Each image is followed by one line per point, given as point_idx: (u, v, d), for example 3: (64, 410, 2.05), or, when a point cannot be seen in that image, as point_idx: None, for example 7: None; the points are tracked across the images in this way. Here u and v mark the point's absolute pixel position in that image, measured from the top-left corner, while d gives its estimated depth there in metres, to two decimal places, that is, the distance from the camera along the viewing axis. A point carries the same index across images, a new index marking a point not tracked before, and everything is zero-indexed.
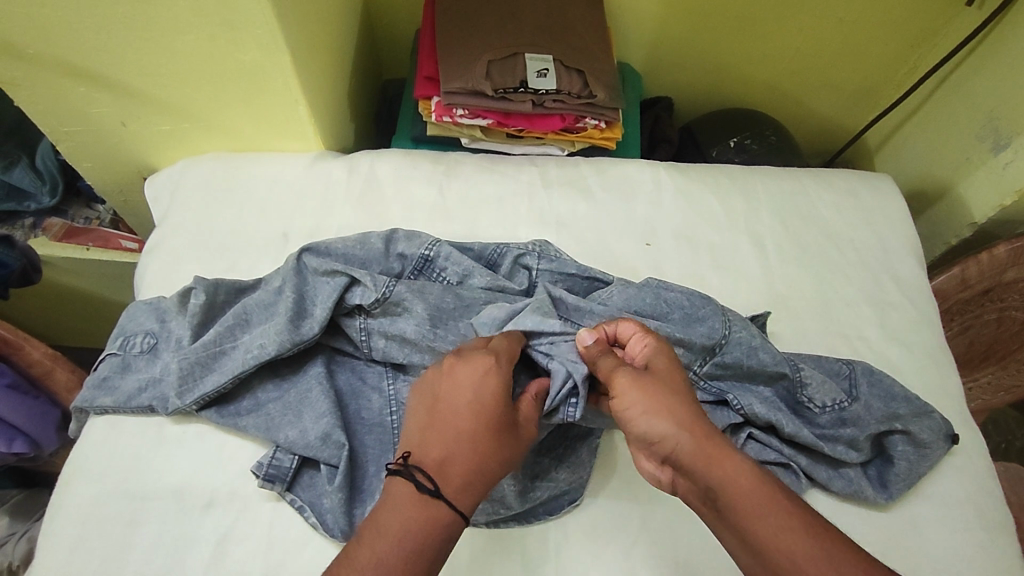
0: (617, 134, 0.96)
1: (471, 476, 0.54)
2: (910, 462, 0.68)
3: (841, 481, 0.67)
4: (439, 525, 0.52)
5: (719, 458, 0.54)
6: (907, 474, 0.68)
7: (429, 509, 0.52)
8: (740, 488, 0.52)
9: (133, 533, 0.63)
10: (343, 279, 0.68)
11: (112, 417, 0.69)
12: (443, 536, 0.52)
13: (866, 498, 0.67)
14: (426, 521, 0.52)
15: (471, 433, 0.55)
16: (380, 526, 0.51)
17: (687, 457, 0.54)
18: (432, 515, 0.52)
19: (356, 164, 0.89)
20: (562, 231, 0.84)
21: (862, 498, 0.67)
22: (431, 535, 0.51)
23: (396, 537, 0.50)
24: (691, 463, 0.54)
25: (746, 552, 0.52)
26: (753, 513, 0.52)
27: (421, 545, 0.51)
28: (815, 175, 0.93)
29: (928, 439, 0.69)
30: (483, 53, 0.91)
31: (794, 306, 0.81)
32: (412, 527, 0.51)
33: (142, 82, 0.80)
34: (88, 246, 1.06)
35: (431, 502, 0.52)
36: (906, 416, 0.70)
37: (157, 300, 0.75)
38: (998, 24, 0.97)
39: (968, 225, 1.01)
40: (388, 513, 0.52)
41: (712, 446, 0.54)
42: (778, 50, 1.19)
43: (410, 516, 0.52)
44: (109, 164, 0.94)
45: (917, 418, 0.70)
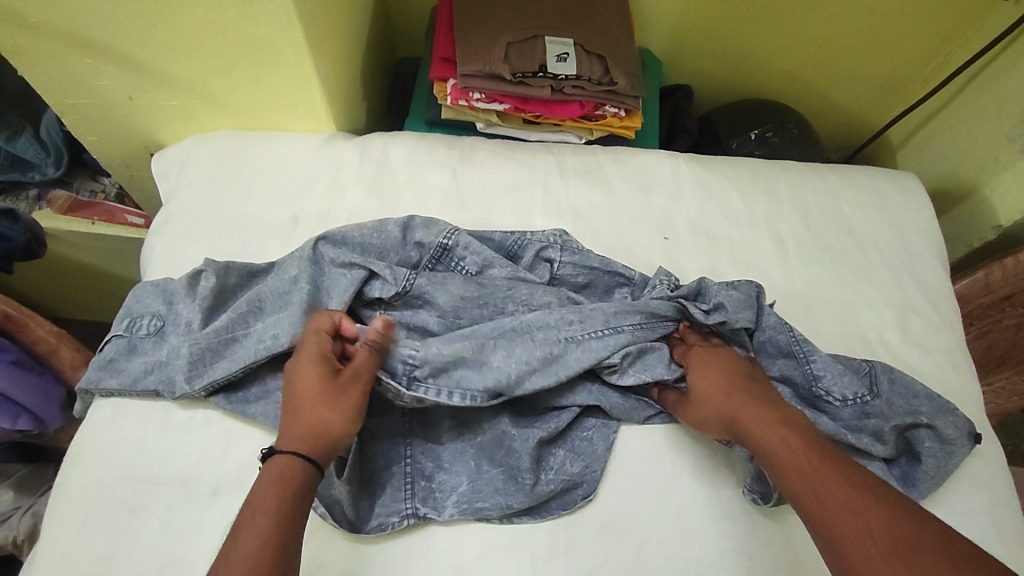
0: (636, 123, 0.94)
1: (319, 431, 0.58)
2: (937, 459, 0.67)
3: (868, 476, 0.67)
4: (295, 479, 0.55)
5: (776, 416, 0.61)
6: (935, 472, 0.67)
7: (282, 470, 0.55)
8: (791, 443, 0.58)
9: (139, 518, 0.62)
10: (361, 273, 0.67)
11: (117, 400, 0.68)
12: (301, 487, 0.55)
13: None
14: (281, 481, 0.54)
15: (309, 398, 0.59)
16: (246, 505, 0.53)
17: (746, 416, 0.62)
18: (284, 472, 0.55)
19: (368, 146, 0.87)
20: (579, 222, 0.82)
21: None
22: (292, 490, 0.54)
23: (257, 503, 0.52)
24: (756, 424, 0.61)
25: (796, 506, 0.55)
26: (804, 467, 0.56)
27: (286, 502, 0.53)
28: (838, 171, 0.91)
29: (954, 435, 0.68)
30: (502, 35, 0.88)
31: (814, 306, 0.79)
32: (271, 490, 0.54)
33: (150, 55, 0.77)
34: (93, 220, 1.04)
35: (281, 464, 0.55)
36: (929, 413, 0.69)
37: (164, 281, 0.73)
38: None
39: (992, 227, 0.99)
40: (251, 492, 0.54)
41: (770, 405, 0.62)
42: (803, 39, 1.15)
43: (269, 483, 0.54)
44: (115, 138, 0.92)
45: (941, 414, 0.69)
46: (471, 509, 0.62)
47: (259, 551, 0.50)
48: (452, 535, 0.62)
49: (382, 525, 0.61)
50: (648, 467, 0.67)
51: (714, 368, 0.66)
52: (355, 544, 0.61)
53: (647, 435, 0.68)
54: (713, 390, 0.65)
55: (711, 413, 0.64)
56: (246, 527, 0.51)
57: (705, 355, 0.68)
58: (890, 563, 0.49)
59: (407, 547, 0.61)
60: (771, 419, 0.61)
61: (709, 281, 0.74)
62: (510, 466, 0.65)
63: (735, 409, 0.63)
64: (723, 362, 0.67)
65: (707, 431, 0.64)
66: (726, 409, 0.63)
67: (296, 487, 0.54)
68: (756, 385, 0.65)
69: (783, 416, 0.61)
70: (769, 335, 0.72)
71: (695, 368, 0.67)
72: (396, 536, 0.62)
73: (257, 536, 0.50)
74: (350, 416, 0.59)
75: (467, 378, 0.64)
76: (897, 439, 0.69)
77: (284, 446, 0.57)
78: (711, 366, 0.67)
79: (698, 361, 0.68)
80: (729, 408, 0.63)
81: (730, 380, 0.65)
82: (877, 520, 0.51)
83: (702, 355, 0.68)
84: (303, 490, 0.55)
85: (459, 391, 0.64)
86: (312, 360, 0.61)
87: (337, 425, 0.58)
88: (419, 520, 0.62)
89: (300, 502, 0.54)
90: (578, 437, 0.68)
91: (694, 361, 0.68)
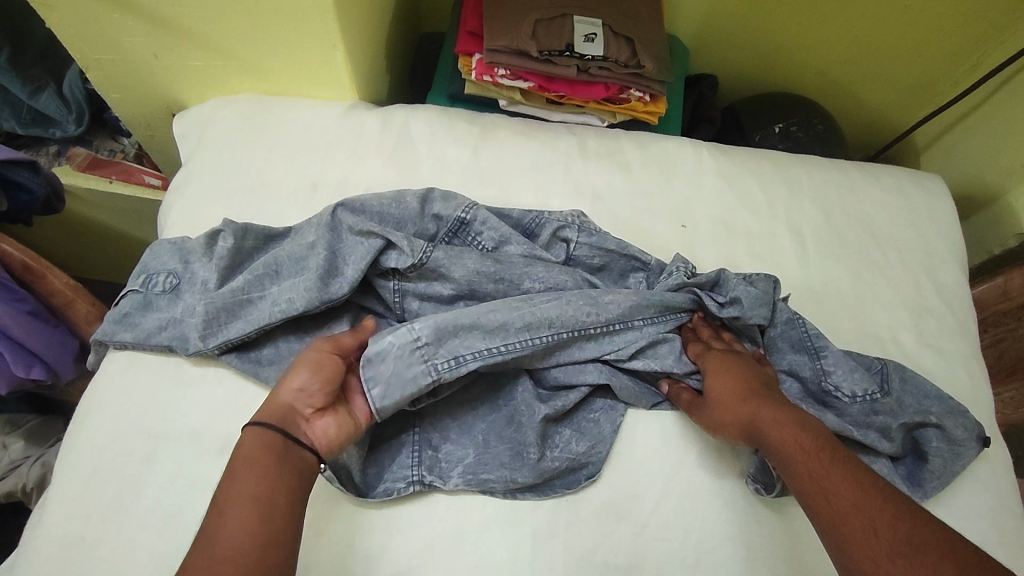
0: (660, 109, 0.93)
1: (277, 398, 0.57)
2: (944, 460, 0.67)
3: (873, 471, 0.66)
4: (254, 446, 0.53)
5: (793, 420, 0.60)
6: (941, 472, 0.67)
7: (250, 443, 0.53)
8: (803, 445, 0.58)
9: (149, 471, 0.63)
10: (379, 242, 0.67)
11: (131, 353, 0.69)
12: (275, 463, 0.53)
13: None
14: (256, 456, 0.53)
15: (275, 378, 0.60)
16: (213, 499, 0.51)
17: (763, 421, 0.61)
18: (252, 443, 0.54)
19: (390, 117, 0.87)
20: (597, 205, 0.82)
21: None
22: (260, 463, 0.53)
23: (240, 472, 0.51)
24: (773, 427, 0.60)
25: (806, 509, 0.55)
26: (818, 468, 0.56)
27: (264, 475, 0.52)
28: (862, 169, 0.90)
29: (962, 436, 0.67)
30: (530, 12, 0.86)
31: (828, 302, 0.78)
32: (242, 469, 0.52)
33: (177, 13, 0.77)
34: (111, 178, 1.05)
35: (245, 436, 0.54)
36: (939, 413, 0.69)
37: (181, 240, 0.74)
38: None
39: (1014, 235, 0.98)
40: (221, 484, 0.52)
41: (786, 409, 0.61)
42: (833, 34, 1.14)
43: (242, 474, 0.51)
44: (138, 96, 0.92)
45: (950, 416, 0.68)
46: (476, 481, 0.62)
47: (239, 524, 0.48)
48: (456, 505, 0.62)
49: (387, 490, 0.61)
50: (653, 452, 0.67)
51: (731, 373, 0.66)
52: (360, 508, 0.61)
53: (655, 419, 0.69)
54: (730, 392, 0.64)
55: (726, 418, 0.63)
56: (218, 525, 0.48)
57: (723, 360, 0.68)
58: (894, 563, 0.48)
59: (410, 514, 0.61)
60: (784, 421, 0.60)
61: (730, 271, 0.75)
62: (517, 442, 0.65)
63: (752, 411, 0.62)
64: (741, 367, 0.67)
65: (724, 436, 0.64)
66: (744, 414, 0.62)
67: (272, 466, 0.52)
68: (772, 389, 0.65)
69: (797, 418, 0.60)
70: (781, 331, 0.72)
71: (713, 372, 0.67)
72: (401, 502, 0.62)
73: (240, 538, 0.47)
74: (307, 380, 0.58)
75: (460, 355, 0.63)
76: (903, 438, 0.68)
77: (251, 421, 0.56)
78: (727, 368, 0.67)
79: (715, 366, 0.67)
80: (747, 413, 0.62)
81: (745, 386, 0.65)
82: (882, 520, 0.50)
83: (717, 359, 0.68)
84: (270, 456, 0.53)
85: (449, 360, 0.63)
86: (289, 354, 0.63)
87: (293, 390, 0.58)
88: (424, 488, 0.62)
89: (283, 479, 0.52)
90: (585, 418, 0.68)
91: (712, 365, 0.67)
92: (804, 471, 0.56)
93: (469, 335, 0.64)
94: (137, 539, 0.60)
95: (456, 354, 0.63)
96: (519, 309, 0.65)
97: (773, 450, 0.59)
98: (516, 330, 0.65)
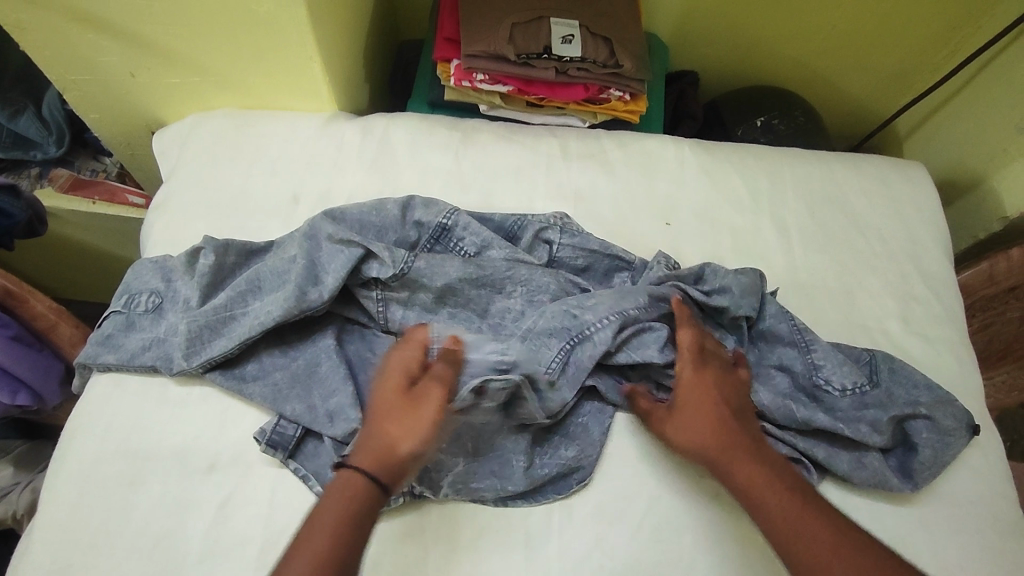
0: (641, 108, 0.93)
1: (388, 446, 0.57)
2: (934, 450, 0.67)
3: (864, 470, 0.65)
4: (358, 501, 0.54)
5: (767, 461, 0.60)
6: (931, 463, 0.66)
7: (346, 492, 0.54)
8: (778, 488, 0.58)
9: (136, 493, 0.62)
10: (359, 251, 0.66)
11: (115, 375, 0.68)
12: (365, 507, 0.54)
13: (889, 488, 0.65)
14: (348, 500, 0.54)
15: (383, 409, 0.59)
16: (295, 540, 0.53)
17: (737, 457, 0.60)
18: (349, 493, 0.54)
19: (370, 127, 0.86)
20: (580, 206, 0.81)
21: (886, 488, 0.65)
22: (355, 521, 0.53)
23: (328, 513, 0.53)
24: (751, 468, 0.60)
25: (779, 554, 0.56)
26: (795, 514, 0.57)
27: (347, 535, 0.52)
28: (843, 159, 0.90)
29: (951, 425, 0.67)
30: (507, 16, 0.86)
31: (815, 295, 0.78)
32: (331, 522, 0.53)
33: (153, 30, 0.77)
34: (93, 199, 1.04)
35: (347, 485, 0.55)
36: (928, 404, 0.68)
37: (163, 259, 0.73)
38: None
39: (999, 219, 0.98)
40: (303, 526, 0.53)
41: (757, 447, 0.61)
42: (810, 25, 1.14)
43: (328, 519, 0.53)
44: (117, 115, 0.91)
45: (940, 405, 0.68)
46: (466, 490, 0.62)
47: (311, 569, 0.50)
48: (447, 515, 0.62)
49: None
50: (644, 452, 0.66)
51: (708, 401, 0.63)
52: None
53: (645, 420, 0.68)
54: (710, 424, 0.62)
55: (700, 451, 0.62)
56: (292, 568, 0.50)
57: (697, 384, 0.65)
58: None
59: (399, 526, 0.61)
60: (751, 459, 0.60)
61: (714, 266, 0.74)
62: (506, 450, 0.64)
63: (727, 447, 0.61)
64: (717, 392, 0.64)
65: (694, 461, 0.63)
66: (721, 449, 0.61)
67: (360, 513, 0.54)
68: (744, 417, 0.64)
69: (772, 458, 0.61)
70: (771, 324, 0.72)
71: (687, 398, 0.64)
72: (389, 514, 0.61)
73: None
74: (420, 435, 0.58)
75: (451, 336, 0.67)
76: (894, 430, 0.68)
77: (351, 461, 0.56)
78: (702, 385, 0.65)
79: (690, 393, 0.64)
80: (723, 447, 0.61)
81: (719, 414, 0.63)
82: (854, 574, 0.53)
83: (693, 383, 0.65)
84: (369, 514, 0.54)
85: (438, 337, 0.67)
86: (398, 367, 0.61)
87: (407, 439, 0.57)
88: (413, 499, 0.61)
89: (363, 524, 0.53)
90: (574, 422, 0.68)
91: (687, 390, 0.65)
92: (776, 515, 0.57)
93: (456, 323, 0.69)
94: (126, 562, 0.59)
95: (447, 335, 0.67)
96: (498, 296, 0.70)
97: (748, 491, 0.59)
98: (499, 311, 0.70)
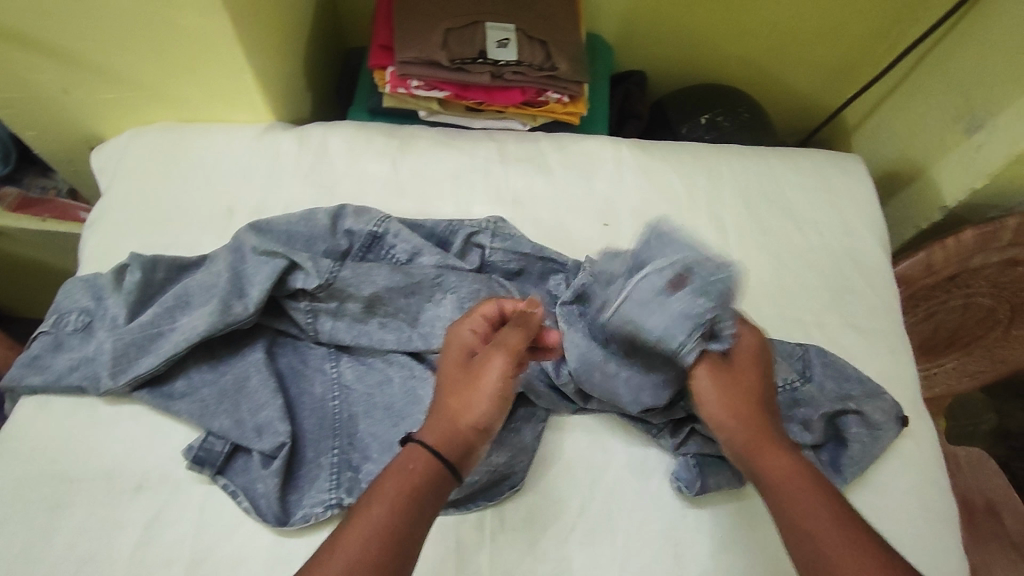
0: (580, 109, 0.93)
1: (448, 420, 0.56)
2: (863, 444, 0.67)
3: None
4: (421, 474, 0.53)
5: (769, 453, 0.56)
6: (860, 457, 0.67)
7: (413, 464, 0.53)
8: (788, 483, 0.54)
9: (62, 517, 0.61)
10: (283, 262, 0.66)
11: (43, 396, 0.67)
12: (431, 482, 0.53)
13: None
14: (415, 474, 0.53)
15: (444, 382, 0.58)
16: (367, 493, 0.52)
17: (746, 445, 0.57)
18: (412, 464, 0.53)
19: (306, 137, 0.86)
20: (518, 209, 0.81)
21: None
22: (417, 498, 0.52)
23: (396, 480, 0.52)
24: (769, 462, 0.55)
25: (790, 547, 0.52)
26: (802, 507, 0.52)
27: (410, 513, 0.51)
28: (781, 154, 0.91)
29: (879, 420, 0.68)
30: (440, 21, 0.86)
31: (752, 291, 0.79)
32: (395, 493, 0.51)
33: (77, 46, 0.76)
34: (43, 217, 1.01)
35: (411, 456, 0.54)
36: (858, 397, 0.69)
37: (93, 277, 0.72)
38: (973, 9, 0.95)
39: (940, 208, 0.98)
40: (375, 481, 0.53)
41: (763, 439, 0.57)
42: (754, 22, 1.15)
43: (392, 489, 0.52)
44: (53, 132, 0.90)
45: (869, 399, 0.69)
46: None
47: (374, 537, 0.49)
48: None
49: (305, 516, 0.61)
50: (577, 455, 0.67)
51: (725, 390, 0.58)
52: (281, 536, 0.62)
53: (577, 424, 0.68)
54: (722, 409, 0.58)
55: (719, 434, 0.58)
56: (355, 531, 0.49)
57: (725, 371, 0.58)
58: None
59: None
60: (777, 449, 0.56)
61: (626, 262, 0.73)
62: None
63: (746, 433, 0.57)
64: (743, 382, 0.58)
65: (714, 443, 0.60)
66: (735, 437, 0.57)
67: (425, 487, 0.52)
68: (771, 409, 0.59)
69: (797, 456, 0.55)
70: None
71: (705, 383, 0.58)
72: (319, 526, 0.62)
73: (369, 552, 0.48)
74: (483, 406, 0.56)
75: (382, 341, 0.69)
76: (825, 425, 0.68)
77: (418, 434, 0.56)
78: (746, 369, 0.59)
79: (704, 377, 0.58)
80: (744, 434, 0.57)
81: (745, 402, 0.58)
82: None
83: (716, 369, 0.58)
84: (432, 490, 0.53)
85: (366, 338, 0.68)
86: (457, 341, 0.60)
87: (467, 413, 0.56)
88: (342, 511, 0.62)
89: (427, 502, 0.52)
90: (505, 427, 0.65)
91: (702, 375, 0.58)
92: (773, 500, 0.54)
93: (382, 330, 0.69)
94: None
95: (377, 340, 0.68)
96: (423, 303, 0.70)
97: (760, 481, 0.55)
98: (423, 318, 0.70)
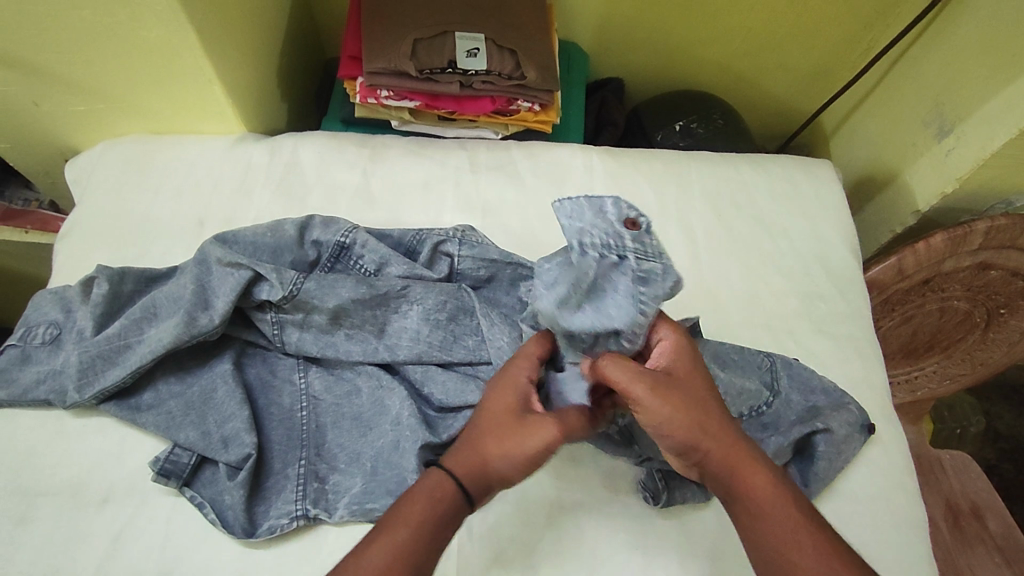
0: (551, 118, 0.93)
1: (480, 464, 0.52)
2: (829, 461, 0.67)
3: None
4: (442, 507, 0.51)
5: (746, 472, 0.51)
6: (824, 473, 0.66)
7: (433, 494, 0.51)
8: (762, 502, 0.50)
9: (27, 530, 0.61)
10: (248, 273, 0.66)
11: (9, 410, 0.67)
12: (448, 514, 0.51)
13: None
14: (434, 503, 0.50)
15: (492, 419, 0.53)
16: (386, 515, 0.51)
17: (714, 466, 0.51)
18: (435, 495, 0.51)
19: (278, 147, 0.86)
20: (487, 218, 0.82)
21: None
22: (436, 526, 0.50)
23: (415, 506, 0.50)
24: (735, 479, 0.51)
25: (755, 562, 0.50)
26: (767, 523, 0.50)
27: (424, 541, 0.49)
28: (750, 160, 0.91)
29: (845, 434, 0.67)
30: (409, 31, 0.86)
31: (721, 297, 0.79)
32: (415, 517, 0.50)
33: (45, 59, 0.76)
34: (25, 229, 0.97)
35: (432, 487, 0.51)
36: (825, 409, 0.69)
37: (62, 289, 0.72)
38: (940, 15, 0.96)
39: (912, 213, 0.98)
40: (399, 503, 0.51)
41: (737, 458, 0.51)
42: (729, 29, 1.15)
43: (414, 514, 0.50)
44: (27, 144, 0.90)
45: (835, 412, 0.68)
46: (361, 511, 0.62)
47: (387, 562, 0.48)
48: (345, 537, 0.62)
49: (271, 528, 0.61)
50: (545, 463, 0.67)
51: (678, 411, 0.50)
52: (247, 548, 0.61)
53: None
54: (678, 435, 0.50)
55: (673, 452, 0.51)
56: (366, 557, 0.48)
57: (678, 394, 0.51)
58: None
59: (297, 549, 0.62)
60: (751, 466, 0.51)
61: None
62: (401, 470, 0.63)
63: (709, 451, 0.51)
64: (696, 398, 0.51)
65: (666, 453, 0.54)
66: (695, 457, 0.51)
67: (444, 518, 0.50)
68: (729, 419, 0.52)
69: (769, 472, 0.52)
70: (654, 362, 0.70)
71: (657, 411, 0.50)
72: (286, 537, 0.62)
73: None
74: (520, 466, 0.51)
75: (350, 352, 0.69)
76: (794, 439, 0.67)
77: (448, 465, 0.52)
78: (693, 388, 0.52)
79: (654, 405, 0.50)
80: (705, 452, 0.51)
81: (703, 420, 0.51)
82: None
83: (671, 394, 0.50)
84: (450, 522, 0.51)
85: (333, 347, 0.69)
86: (516, 378, 0.54)
87: (503, 464, 0.51)
88: (309, 522, 0.62)
89: (444, 534, 0.50)
90: None
91: (652, 399, 0.50)
92: (746, 515, 0.50)
93: (350, 340, 0.69)
94: None
95: (345, 350, 0.69)
96: (391, 313, 0.70)
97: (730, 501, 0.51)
98: (392, 328, 0.70)
